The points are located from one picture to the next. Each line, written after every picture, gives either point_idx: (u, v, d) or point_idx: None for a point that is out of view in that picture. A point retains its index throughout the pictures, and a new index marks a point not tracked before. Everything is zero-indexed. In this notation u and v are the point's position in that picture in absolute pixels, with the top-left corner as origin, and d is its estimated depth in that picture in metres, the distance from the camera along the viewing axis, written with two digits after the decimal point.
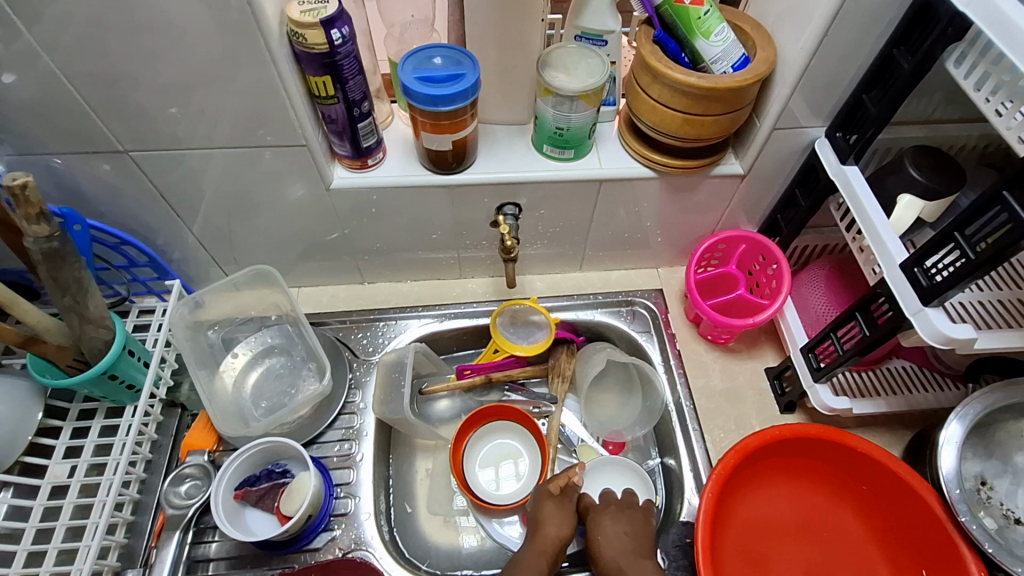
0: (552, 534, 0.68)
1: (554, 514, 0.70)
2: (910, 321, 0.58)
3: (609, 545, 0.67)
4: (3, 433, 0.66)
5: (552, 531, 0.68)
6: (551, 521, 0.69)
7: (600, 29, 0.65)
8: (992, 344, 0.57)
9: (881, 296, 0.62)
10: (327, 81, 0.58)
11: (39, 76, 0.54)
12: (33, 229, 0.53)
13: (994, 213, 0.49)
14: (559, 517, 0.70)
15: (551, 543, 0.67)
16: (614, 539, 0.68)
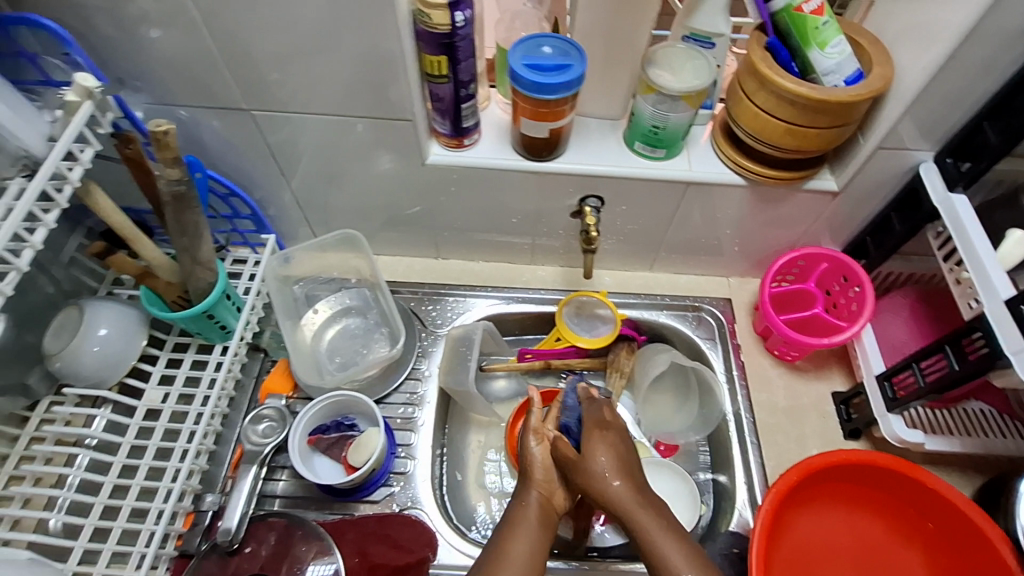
0: (535, 488, 0.65)
1: (535, 458, 0.67)
2: (1008, 360, 0.56)
3: (616, 488, 0.61)
4: (112, 354, 0.73)
5: (535, 483, 0.65)
6: (535, 468, 0.66)
7: (710, 31, 0.65)
8: None
9: (978, 331, 0.60)
10: (442, 61, 0.60)
11: (186, 34, 0.59)
12: (166, 172, 0.58)
13: None
14: (538, 464, 0.66)
15: (534, 494, 0.64)
16: (621, 477, 0.62)
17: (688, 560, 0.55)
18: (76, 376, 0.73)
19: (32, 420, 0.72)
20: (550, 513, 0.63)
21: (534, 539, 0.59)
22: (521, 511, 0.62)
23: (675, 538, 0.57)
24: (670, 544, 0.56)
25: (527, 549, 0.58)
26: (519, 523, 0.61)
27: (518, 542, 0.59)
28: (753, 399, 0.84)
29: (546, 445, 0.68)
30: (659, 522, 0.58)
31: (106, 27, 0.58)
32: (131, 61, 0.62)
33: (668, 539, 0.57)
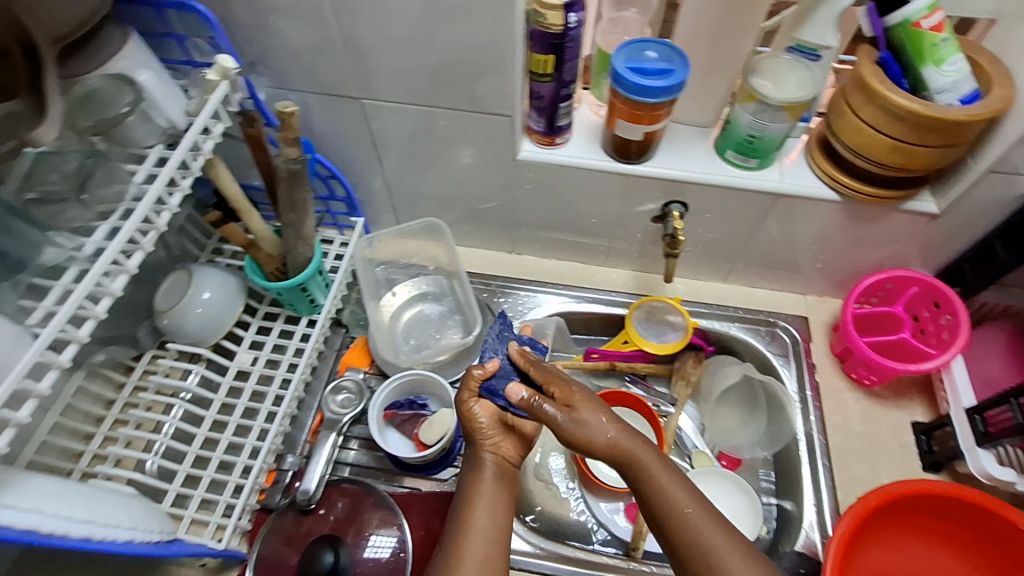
0: (487, 451, 0.63)
1: (482, 421, 0.63)
2: None
3: (614, 436, 0.58)
4: (213, 317, 0.79)
5: (485, 445, 0.63)
6: (480, 430, 0.63)
7: (817, 43, 0.64)
8: None
9: None
10: (549, 61, 0.63)
11: (314, 25, 0.63)
12: (286, 150, 0.62)
13: None
14: (487, 425, 0.63)
15: (490, 460, 0.63)
16: (616, 424, 0.59)
17: (688, 496, 0.55)
18: (179, 333, 0.78)
19: (138, 369, 0.78)
20: (506, 469, 0.63)
21: (491, 512, 0.59)
22: (477, 484, 0.61)
23: (672, 475, 0.57)
24: (668, 482, 0.56)
25: (487, 520, 0.58)
26: (476, 496, 0.60)
27: (476, 518, 0.58)
28: (827, 421, 0.82)
29: (484, 404, 0.64)
30: (658, 462, 0.58)
31: (241, 15, 0.63)
32: (258, 47, 0.67)
33: (665, 477, 0.57)
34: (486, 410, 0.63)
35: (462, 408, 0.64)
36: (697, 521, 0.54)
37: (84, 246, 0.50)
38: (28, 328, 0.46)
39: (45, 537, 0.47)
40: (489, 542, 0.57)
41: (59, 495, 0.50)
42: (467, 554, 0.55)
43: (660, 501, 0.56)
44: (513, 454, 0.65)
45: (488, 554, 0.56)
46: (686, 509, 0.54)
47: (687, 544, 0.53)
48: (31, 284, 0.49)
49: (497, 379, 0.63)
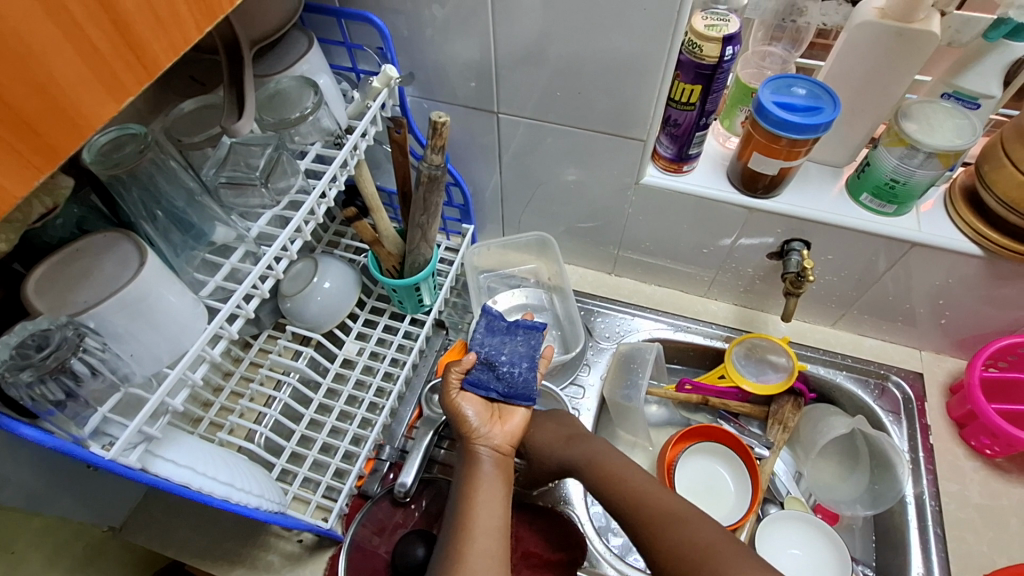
0: (481, 444, 0.64)
1: (471, 417, 0.65)
2: None
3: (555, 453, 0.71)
4: (332, 306, 0.83)
5: (478, 438, 0.64)
6: (473, 422, 0.65)
7: (979, 92, 0.62)
8: None
9: None
10: (695, 90, 0.65)
11: (472, 43, 0.67)
12: (431, 157, 0.66)
13: None
14: (480, 419, 0.65)
15: (488, 451, 0.64)
16: (559, 440, 0.71)
17: (638, 474, 0.65)
18: (300, 318, 0.82)
19: (256, 347, 0.83)
20: (503, 459, 0.64)
21: (491, 504, 0.60)
22: (469, 477, 0.62)
23: (619, 460, 0.67)
24: (620, 464, 0.67)
25: (488, 511, 0.59)
26: (474, 488, 0.61)
27: (477, 510, 0.59)
28: (941, 487, 0.77)
29: (469, 398, 0.66)
30: (602, 447, 0.70)
31: (402, 27, 0.67)
32: (411, 57, 0.71)
33: (613, 459, 0.68)
34: (473, 404, 0.66)
35: (450, 403, 0.66)
36: (648, 491, 0.63)
37: (251, 230, 0.54)
38: (204, 300, 0.51)
39: (195, 492, 0.51)
40: (493, 535, 0.58)
41: (210, 454, 0.54)
42: (470, 552, 0.56)
43: (615, 476, 0.66)
44: (507, 444, 0.65)
45: (489, 549, 0.56)
46: (639, 481, 0.65)
47: (646, 508, 0.62)
48: (205, 260, 0.54)
49: (477, 372, 0.67)
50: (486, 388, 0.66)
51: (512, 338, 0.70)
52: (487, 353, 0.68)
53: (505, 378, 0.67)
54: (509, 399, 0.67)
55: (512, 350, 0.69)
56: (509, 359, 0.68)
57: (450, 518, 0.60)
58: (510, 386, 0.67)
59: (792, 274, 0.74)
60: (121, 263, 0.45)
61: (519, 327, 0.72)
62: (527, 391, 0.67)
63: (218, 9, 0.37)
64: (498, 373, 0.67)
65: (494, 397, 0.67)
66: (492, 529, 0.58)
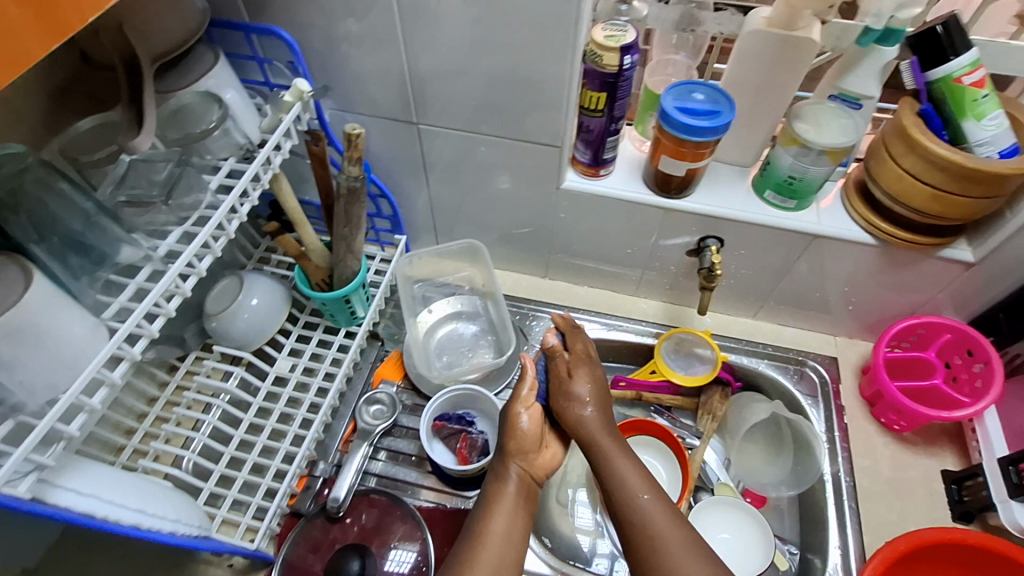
0: (514, 462, 0.68)
1: (525, 427, 0.69)
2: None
3: (587, 416, 0.66)
4: (257, 323, 0.81)
5: (517, 458, 0.68)
6: (522, 440, 0.69)
7: (859, 93, 0.67)
8: None
9: None
10: (602, 97, 0.68)
11: (382, 55, 0.67)
12: (349, 169, 0.66)
13: None
14: (530, 437, 0.69)
15: (518, 469, 0.67)
16: (595, 409, 0.67)
17: (647, 491, 0.61)
18: (226, 337, 0.80)
19: (182, 369, 0.81)
20: (530, 486, 0.67)
21: (510, 519, 0.62)
22: (496, 488, 0.66)
23: (634, 469, 0.62)
24: (631, 474, 0.62)
25: (503, 522, 0.62)
26: (497, 504, 0.64)
27: (494, 523, 0.62)
28: (855, 464, 0.82)
29: (533, 409, 0.71)
30: (619, 450, 0.64)
31: (316, 41, 0.67)
32: (327, 70, 0.71)
33: (626, 466, 0.63)
34: (529, 414, 0.70)
35: (511, 413, 0.70)
36: (648, 511, 0.59)
37: (159, 248, 0.53)
38: (105, 322, 0.49)
39: (100, 520, 0.49)
40: (504, 544, 0.60)
41: (118, 483, 0.52)
42: (482, 557, 0.59)
43: (622, 488, 0.61)
44: (540, 471, 0.70)
45: (502, 557, 0.59)
46: (643, 497, 0.60)
47: (638, 524, 0.59)
48: (108, 281, 0.52)
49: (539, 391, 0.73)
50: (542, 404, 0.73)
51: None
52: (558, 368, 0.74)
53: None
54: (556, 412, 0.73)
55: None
56: None
57: (469, 526, 0.63)
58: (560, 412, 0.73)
59: (704, 269, 0.78)
60: (4, 287, 0.44)
61: None
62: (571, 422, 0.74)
63: (66, 26, 0.35)
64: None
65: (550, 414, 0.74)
66: (507, 539, 0.61)
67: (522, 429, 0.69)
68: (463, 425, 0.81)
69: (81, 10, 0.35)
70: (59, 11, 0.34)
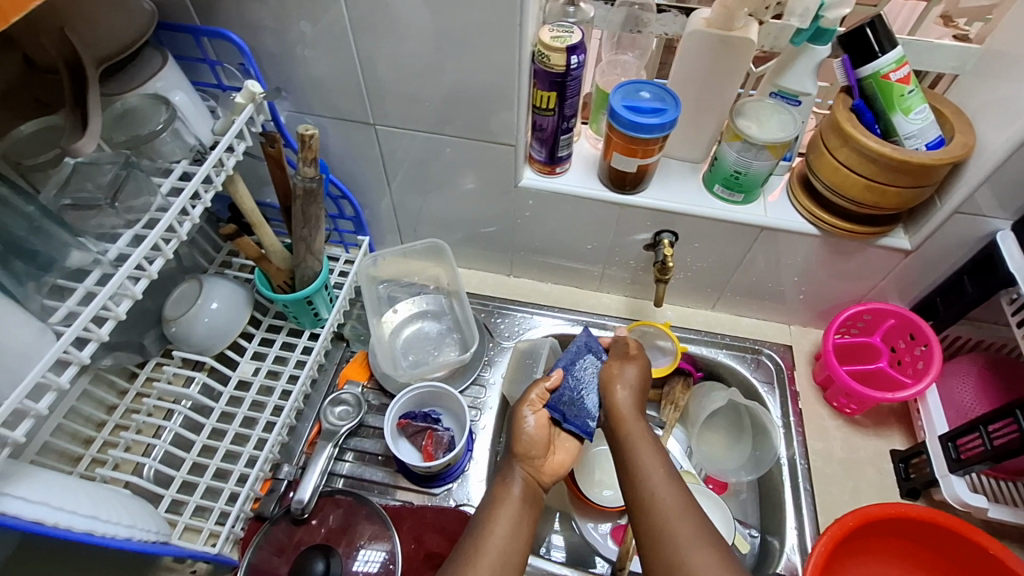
0: (520, 464, 0.69)
1: (533, 429, 0.71)
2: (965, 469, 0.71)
3: (620, 399, 0.71)
4: (219, 327, 0.81)
5: (527, 462, 0.70)
6: (529, 443, 0.70)
7: (797, 90, 0.70)
8: (1006, 516, 0.72)
9: (1015, 415, 0.65)
10: (552, 96, 0.69)
11: (334, 56, 0.68)
12: (305, 169, 0.66)
13: (1011, 411, 0.65)
14: (537, 441, 0.70)
15: (521, 474, 0.69)
16: (631, 395, 0.72)
17: (664, 480, 0.63)
18: (186, 342, 0.80)
19: (141, 376, 0.80)
20: (534, 489, 0.69)
21: (515, 520, 0.64)
22: (503, 490, 0.67)
23: (655, 456, 0.66)
24: (650, 458, 0.65)
25: (508, 522, 0.63)
26: (500, 504, 0.65)
27: (498, 526, 0.63)
28: (809, 446, 0.86)
29: (541, 413, 0.72)
30: (642, 435, 0.68)
31: (269, 43, 0.68)
32: (282, 72, 0.71)
33: (647, 450, 0.66)
34: (537, 415, 0.72)
35: (518, 416, 0.72)
36: (663, 497, 0.62)
37: (108, 252, 0.53)
38: (52, 326, 0.49)
39: (51, 528, 0.49)
40: (505, 544, 0.62)
41: (68, 489, 0.52)
42: (484, 556, 0.60)
43: (640, 469, 0.65)
44: (546, 476, 0.71)
45: (506, 556, 0.61)
46: (660, 480, 0.63)
47: (649, 504, 0.62)
48: (56, 285, 0.52)
49: (560, 397, 0.72)
50: (555, 409, 0.72)
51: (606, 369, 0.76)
52: (580, 379, 0.73)
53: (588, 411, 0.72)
54: (568, 425, 0.71)
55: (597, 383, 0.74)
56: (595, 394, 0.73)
57: (474, 524, 0.65)
58: (574, 415, 0.71)
59: (657, 262, 0.81)
60: None
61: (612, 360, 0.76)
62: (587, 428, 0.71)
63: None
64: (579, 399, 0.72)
65: (564, 425, 0.72)
66: (513, 536, 0.62)
67: (526, 432, 0.70)
68: (428, 421, 0.82)
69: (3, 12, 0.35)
70: None
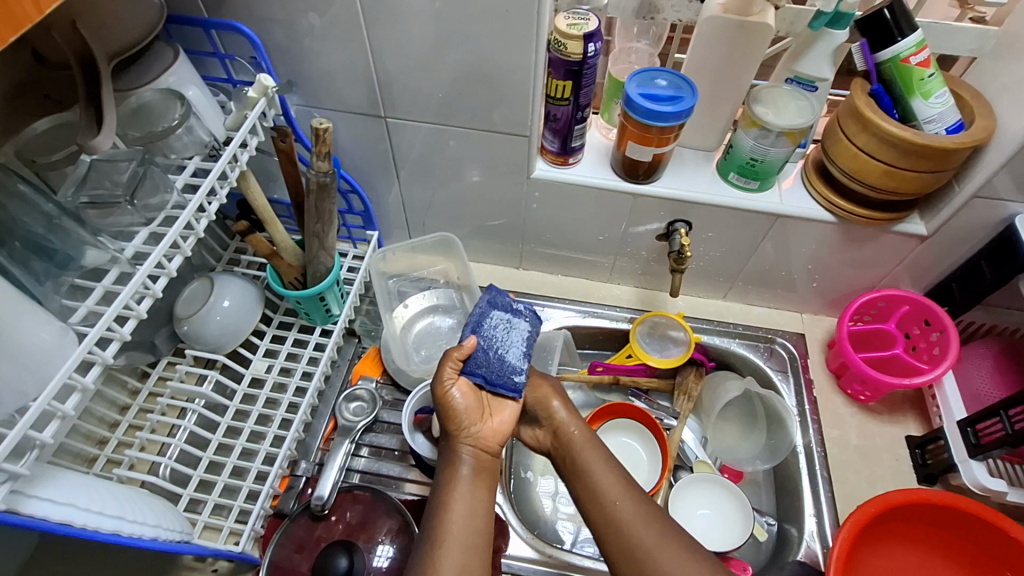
0: (464, 443, 0.66)
1: (458, 401, 0.66)
2: (984, 455, 0.71)
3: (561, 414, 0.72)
4: (231, 325, 0.80)
5: (465, 437, 0.66)
6: (461, 417, 0.66)
7: (815, 75, 0.69)
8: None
9: None
10: (568, 85, 0.69)
11: (346, 48, 0.67)
12: (318, 164, 0.66)
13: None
14: (466, 411, 0.66)
15: (467, 447, 0.66)
16: (567, 408, 0.73)
17: (620, 486, 0.66)
18: (198, 340, 0.79)
19: (155, 375, 0.80)
20: (482, 463, 0.67)
21: (471, 504, 0.62)
22: (451, 475, 0.64)
23: (606, 466, 0.68)
24: (603, 470, 0.68)
25: (466, 507, 0.62)
26: (454, 492, 0.63)
27: (454, 513, 0.61)
28: (825, 434, 0.85)
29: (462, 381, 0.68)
30: (590, 448, 0.70)
31: (279, 36, 0.66)
32: (291, 65, 0.70)
33: (597, 463, 0.69)
34: (460, 387, 0.67)
35: (441, 391, 0.66)
36: (622, 508, 0.64)
37: (126, 249, 0.52)
38: (73, 326, 0.48)
39: (79, 529, 0.49)
40: (467, 531, 0.60)
41: (93, 490, 0.51)
42: (446, 554, 0.58)
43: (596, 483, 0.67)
44: (492, 443, 0.68)
45: (466, 561, 0.58)
46: (616, 493, 0.66)
47: (611, 517, 0.64)
48: (74, 285, 0.51)
49: (477, 360, 0.67)
50: (474, 374, 0.67)
51: (514, 324, 0.70)
52: (489, 339, 0.68)
53: (502, 367, 0.67)
54: (492, 388, 0.67)
55: (508, 340, 0.69)
56: (509, 348, 0.68)
57: (427, 518, 0.62)
58: (494, 374, 0.67)
59: (673, 252, 0.80)
60: None
61: (522, 310, 0.72)
62: (513, 384, 0.67)
63: (23, 18, 0.34)
64: (494, 360, 0.67)
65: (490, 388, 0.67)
66: (470, 525, 0.60)
67: (456, 408, 0.66)
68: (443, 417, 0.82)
69: (37, 3, 0.35)
70: (14, 3, 0.33)
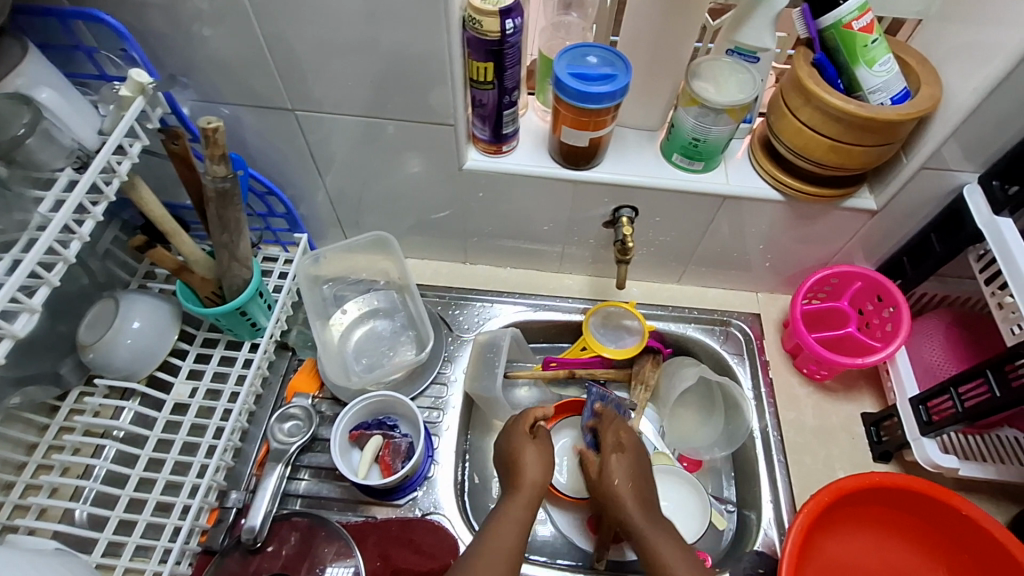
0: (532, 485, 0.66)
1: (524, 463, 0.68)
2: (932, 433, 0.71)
3: (621, 483, 0.69)
4: (143, 348, 0.72)
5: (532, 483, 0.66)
6: (530, 469, 0.67)
7: (755, 46, 0.65)
8: (977, 472, 0.72)
9: (983, 376, 0.63)
10: (489, 67, 0.63)
11: (236, 34, 0.59)
12: (214, 167, 0.58)
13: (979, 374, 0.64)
14: (537, 469, 0.67)
15: (526, 491, 0.65)
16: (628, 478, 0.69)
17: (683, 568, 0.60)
18: (106, 367, 0.71)
19: (63, 409, 0.72)
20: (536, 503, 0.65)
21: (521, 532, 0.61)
22: (512, 506, 0.63)
23: (672, 547, 0.62)
24: (669, 549, 0.62)
25: (513, 533, 0.60)
26: (505, 516, 0.62)
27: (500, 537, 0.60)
28: (782, 417, 0.84)
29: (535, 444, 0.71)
30: (653, 524, 0.65)
31: (159, 23, 0.58)
32: (178, 55, 0.62)
33: (664, 541, 0.63)
34: (530, 449, 0.69)
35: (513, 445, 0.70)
36: None
37: None
38: None
39: None
40: (507, 556, 0.58)
41: None
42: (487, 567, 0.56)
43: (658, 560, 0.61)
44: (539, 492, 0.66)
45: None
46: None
47: None
48: None
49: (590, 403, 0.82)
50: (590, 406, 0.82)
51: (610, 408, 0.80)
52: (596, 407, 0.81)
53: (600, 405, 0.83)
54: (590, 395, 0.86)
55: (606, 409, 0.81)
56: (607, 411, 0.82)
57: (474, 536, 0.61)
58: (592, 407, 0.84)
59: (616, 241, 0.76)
60: None
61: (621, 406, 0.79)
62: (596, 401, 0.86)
63: None
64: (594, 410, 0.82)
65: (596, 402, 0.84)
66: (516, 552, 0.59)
67: (524, 461, 0.68)
68: (384, 430, 0.77)
69: None
70: None
